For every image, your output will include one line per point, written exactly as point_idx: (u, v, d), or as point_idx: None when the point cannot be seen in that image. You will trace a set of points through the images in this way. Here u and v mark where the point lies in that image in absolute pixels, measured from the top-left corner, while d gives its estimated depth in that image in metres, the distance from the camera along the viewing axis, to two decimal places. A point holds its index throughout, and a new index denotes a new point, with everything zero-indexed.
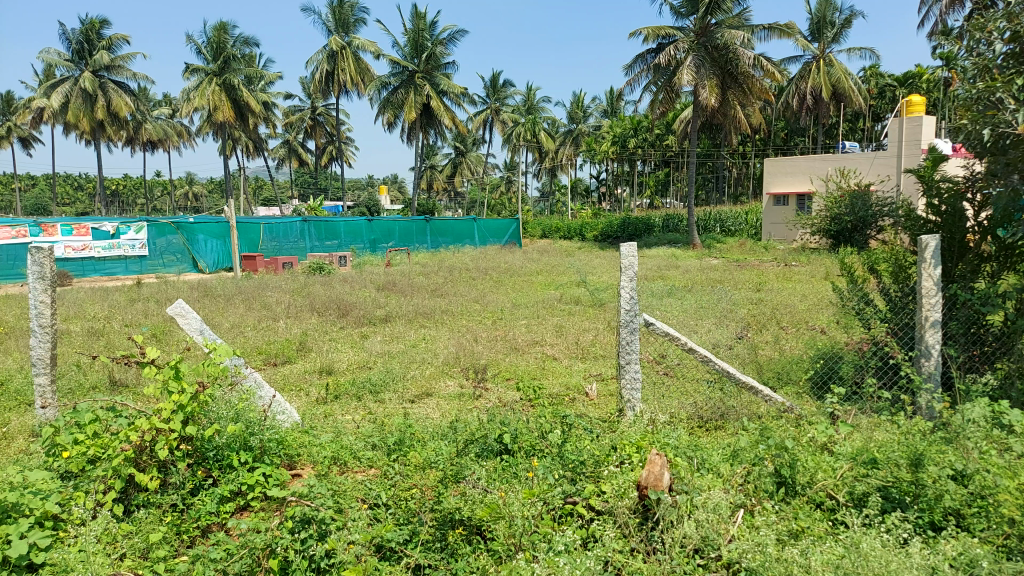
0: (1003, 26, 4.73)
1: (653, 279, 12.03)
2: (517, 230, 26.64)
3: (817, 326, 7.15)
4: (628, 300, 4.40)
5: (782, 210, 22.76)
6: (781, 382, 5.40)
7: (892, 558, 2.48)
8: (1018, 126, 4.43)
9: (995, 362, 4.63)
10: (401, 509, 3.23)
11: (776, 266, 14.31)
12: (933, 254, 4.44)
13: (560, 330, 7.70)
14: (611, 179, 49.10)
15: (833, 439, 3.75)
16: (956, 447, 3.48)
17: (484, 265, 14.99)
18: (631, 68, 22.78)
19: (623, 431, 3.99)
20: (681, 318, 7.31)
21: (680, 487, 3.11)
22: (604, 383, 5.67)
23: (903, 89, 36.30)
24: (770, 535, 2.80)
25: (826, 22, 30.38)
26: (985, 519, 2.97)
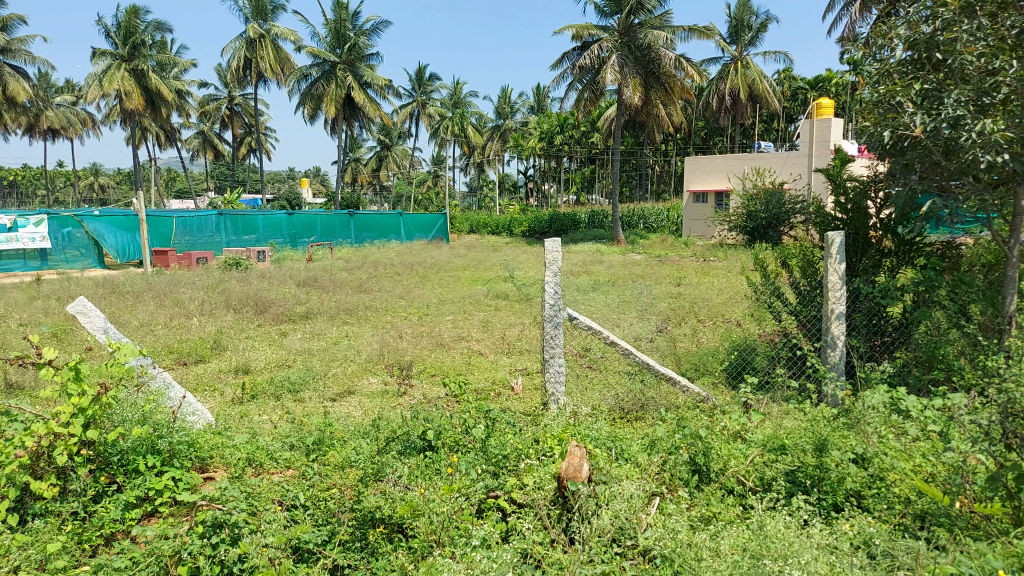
0: (902, 35, 5.02)
1: (578, 274, 12.20)
2: (445, 225, 26.40)
3: (732, 319, 7.41)
4: (552, 295, 4.44)
5: (702, 207, 23.46)
6: (698, 374, 5.57)
7: (795, 540, 2.57)
8: (914, 129, 4.70)
9: (892, 351, 4.93)
10: (321, 510, 3.15)
11: (695, 262, 14.72)
12: (838, 250, 4.67)
13: (486, 325, 7.70)
14: (539, 174, 49.44)
15: (745, 427, 3.90)
16: (857, 432, 3.68)
17: (410, 260, 14.85)
18: (557, 66, 22.91)
19: (546, 424, 4.02)
20: (604, 312, 7.41)
21: (599, 477, 3.15)
22: (529, 377, 5.70)
23: (813, 93, 38.18)
24: (683, 519, 2.88)
25: (744, 26, 31.47)
26: (881, 499, 3.17)
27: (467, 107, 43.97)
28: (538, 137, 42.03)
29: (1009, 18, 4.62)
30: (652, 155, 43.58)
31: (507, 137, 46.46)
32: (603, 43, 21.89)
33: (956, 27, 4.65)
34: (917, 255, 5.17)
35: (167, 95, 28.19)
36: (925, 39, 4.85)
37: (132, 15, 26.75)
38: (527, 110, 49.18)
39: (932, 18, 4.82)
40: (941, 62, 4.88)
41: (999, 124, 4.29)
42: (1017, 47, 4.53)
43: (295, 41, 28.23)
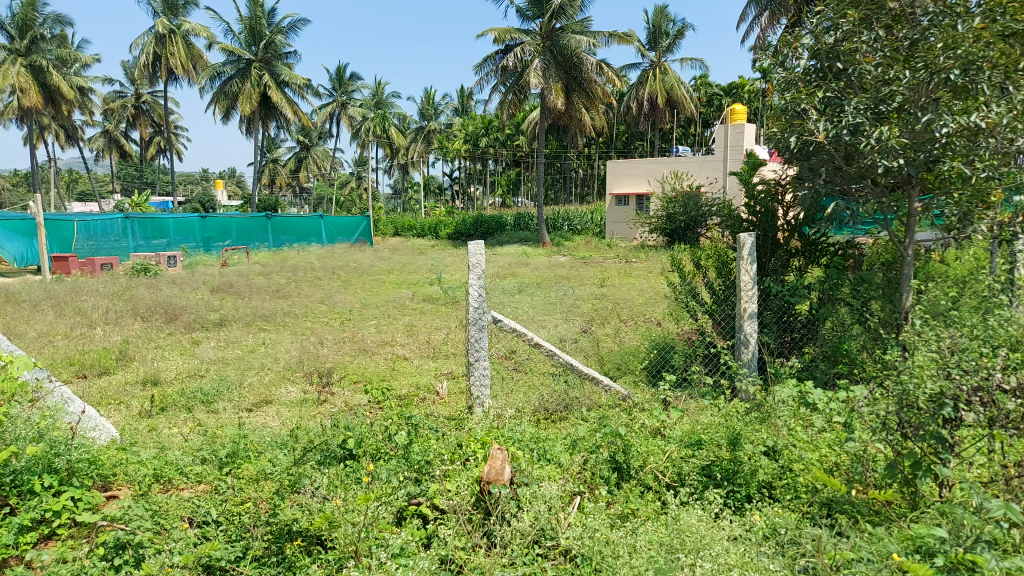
0: (805, 44, 5.25)
1: (504, 276, 12.20)
2: (368, 228, 25.95)
3: (653, 318, 7.59)
4: (476, 297, 4.42)
5: (625, 210, 23.95)
6: (620, 373, 5.67)
7: (708, 533, 2.63)
8: (818, 135, 4.94)
9: (802, 347, 5.16)
10: (234, 525, 3.03)
11: (618, 264, 14.98)
12: (750, 251, 4.85)
13: (411, 330, 7.61)
14: (464, 176, 49.37)
15: (664, 423, 4.00)
16: (768, 425, 3.84)
17: (332, 264, 14.52)
18: (481, 68, 22.89)
19: (469, 428, 3.98)
20: (528, 315, 7.43)
21: (521, 479, 3.13)
22: (454, 381, 5.66)
23: (728, 99, 39.73)
24: (600, 518, 2.92)
25: (662, 33, 32.37)
26: (790, 490, 3.32)
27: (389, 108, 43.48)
28: (463, 139, 41.91)
29: (901, 30, 4.91)
30: (576, 158, 44.30)
31: (432, 138, 46.15)
32: (526, 47, 22.04)
33: (855, 38, 4.91)
34: (822, 255, 5.43)
35: (68, 92, 26.68)
36: (827, 48, 5.09)
37: (28, 7, 25.26)
38: (451, 112, 49.03)
39: (833, 29, 5.07)
40: (841, 71, 5.15)
41: (894, 131, 4.56)
42: (909, 58, 4.82)
43: (207, 38, 27.22)
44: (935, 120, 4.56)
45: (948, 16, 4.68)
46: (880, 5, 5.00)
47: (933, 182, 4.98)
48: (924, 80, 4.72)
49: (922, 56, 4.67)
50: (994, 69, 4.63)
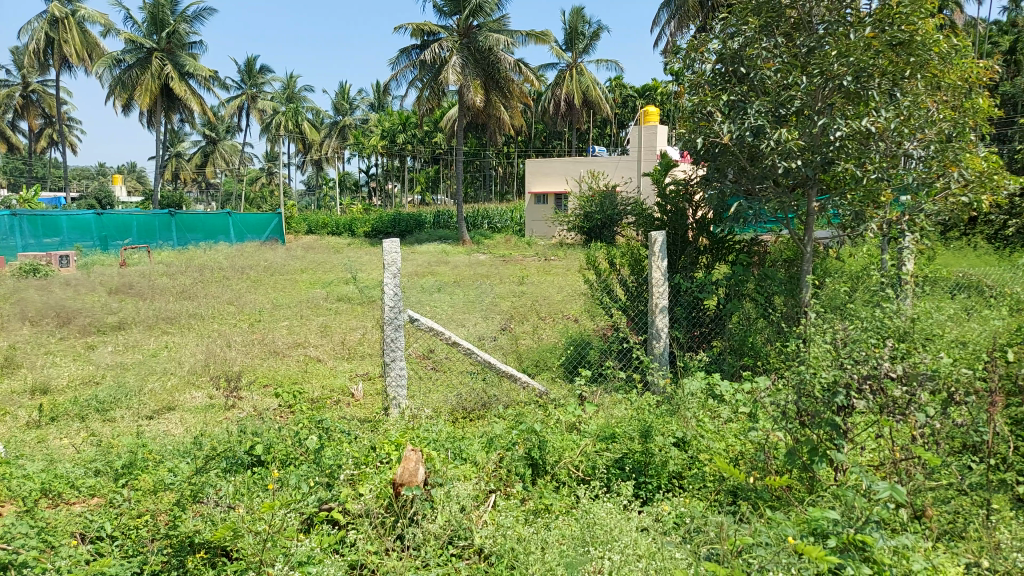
0: (711, 48, 5.43)
1: (423, 275, 12.10)
2: (280, 225, 25.04)
3: (571, 315, 7.69)
4: (392, 296, 4.31)
5: (543, 209, 24.19)
6: (538, 369, 5.70)
7: (619, 525, 2.67)
8: (724, 137, 5.16)
9: (710, 340, 5.35)
10: (130, 540, 2.86)
11: (537, 261, 15.13)
12: (660, 248, 4.99)
13: (325, 330, 7.42)
14: (382, 173, 48.68)
15: (580, 418, 4.03)
16: (678, 417, 3.95)
17: (241, 263, 13.98)
18: (397, 63, 22.52)
19: (384, 429, 3.89)
20: (446, 313, 7.36)
21: (435, 479, 3.07)
22: (370, 382, 5.55)
23: (641, 101, 40.84)
24: (512, 515, 2.92)
25: (578, 34, 32.86)
26: (698, 480, 3.42)
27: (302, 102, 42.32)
28: (380, 136, 41.29)
29: (798, 38, 5.18)
30: (494, 157, 44.49)
31: (347, 133, 45.21)
32: (443, 42, 21.88)
33: (756, 44, 5.13)
34: (728, 252, 5.64)
35: None
36: (731, 53, 5.27)
37: None
38: (367, 108, 48.21)
39: (736, 35, 5.27)
40: (744, 75, 5.36)
41: (792, 134, 4.82)
42: (806, 65, 5.09)
43: (105, 25, 25.72)
44: (829, 124, 4.86)
45: (841, 26, 4.97)
46: (779, 13, 5.23)
47: (829, 183, 5.29)
48: (820, 86, 5.00)
49: (818, 62, 4.93)
50: (881, 77, 4.96)
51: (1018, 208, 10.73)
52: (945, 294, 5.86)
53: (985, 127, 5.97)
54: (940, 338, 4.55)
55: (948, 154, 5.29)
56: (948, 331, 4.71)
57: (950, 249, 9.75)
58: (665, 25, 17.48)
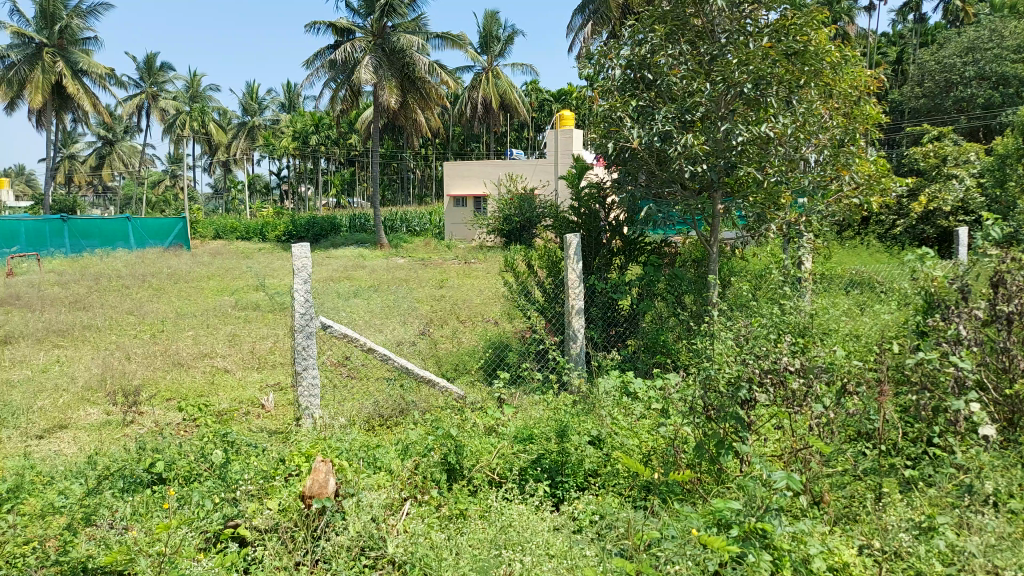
0: (621, 53, 5.55)
1: (339, 279, 11.88)
2: (184, 230, 23.95)
3: (488, 317, 7.71)
4: (303, 303, 4.19)
5: (462, 211, 24.17)
6: (457, 372, 5.66)
7: (532, 527, 2.68)
8: (634, 141, 5.30)
9: (626, 339, 5.45)
10: (13, 568, 2.64)
11: (456, 264, 15.10)
12: (575, 251, 5.05)
13: (234, 340, 7.15)
14: (295, 176, 47.46)
15: (498, 420, 4.01)
16: (594, 416, 4.01)
17: (142, 271, 13.30)
18: (309, 63, 21.95)
19: (295, 440, 3.76)
20: (364, 319, 7.23)
21: (346, 490, 3.00)
22: (282, 392, 5.37)
23: (557, 104, 41.51)
24: (423, 524, 2.89)
25: (493, 37, 33.02)
26: (615, 478, 3.47)
27: (208, 102, 40.66)
28: (291, 137, 40.16)
29: (703, 46, 5.37)
30: (412, 159, 44.18)
31: (256, 134, 43.80)
32: (356, 42, 21.50)
33: (660, 51, 5.30)
34: (640, 253, 5.77)
35: None
36: (639, 60, 5.43)
37: None
38: (277, 108, 46.93)
39: (643, 42, 5.43)
40: (652, 81, 5.52)
41: (697, 139, 5.00)
42: (710, 72, 5.28)
43: None
44: (732, 130, 5.07)
45: (741, 35, 5.22)
46: (684, 21, 5.40)
47: (732, 186, 5.54)
48: (723, 92, 5.22)
49: (721, 70, 5.13)
50: (780, 84, 5.23)
51: (904, 209, 11.56)
52: (840, 291, 6.22)
53: (873, 133, 6.37)
54: (836, 333, 4.83)
55: (840, 159, 5.71)
56: (844, 325, 4.99)
57: (843, 248, 10.39)
58: (578, 30, 17.73)
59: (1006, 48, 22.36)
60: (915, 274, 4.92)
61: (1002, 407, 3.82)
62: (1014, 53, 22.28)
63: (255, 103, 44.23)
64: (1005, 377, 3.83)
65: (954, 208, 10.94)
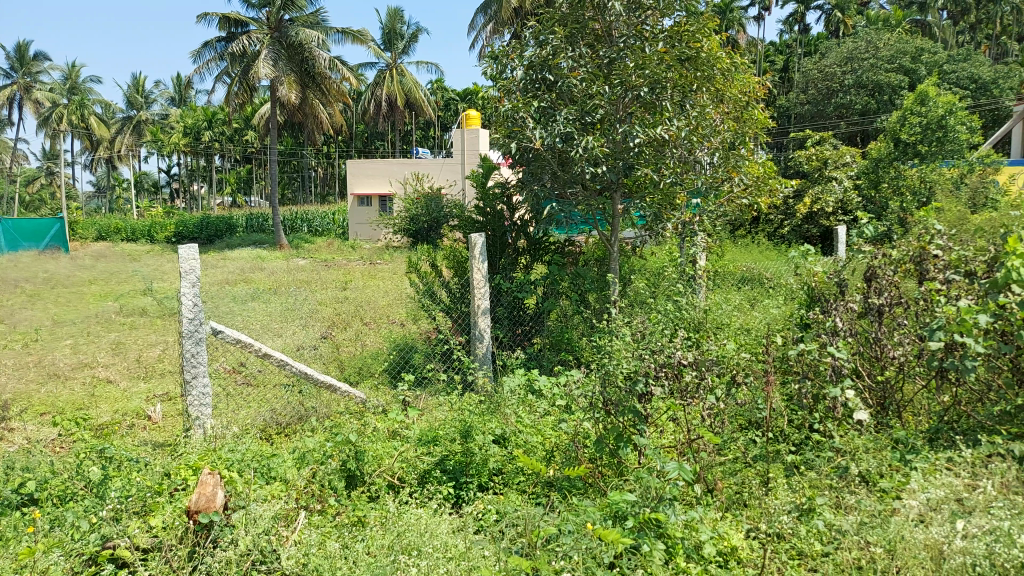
0: (523, 55, 5.59)
1: (235, 282, 11.42)
2: (62, 232, 21.87)
3: (393, 319, 7.61)
4: (191, 307, 4.00)
5: (366, 211, 23.76)
6: (361, 376, 5.55)
7: (429, 530, 2.66)
8: (536, 142, 5.35)
9: (531, 337, 5.51)
10: None
11: (361, 265, 14.86)
12: (480, 251, 5.05)
13: (118, 347, 6.74)
14: (188, 173, 45.21)
15: (402, 423, 3.96)
16: (498, 415, 4.01)
17: (12, 275, 12.31)
18: (200, 55, 20.94)
19: (183, 452, 3.58)
20: (261, 323, 6.97)
21: (236, 502, 2.88)
22: (171, 402, 5.10)
23: (464, 104, 41.53)
24: (316, 533, 2.81)
25: (396, 34, 32.61)
26: (518, 476, 3.49)
27: (88, 94, 38.11)
28: (182, 132, 38.18)
29: (601, 49, 5.49)
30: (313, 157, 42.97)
31: (144, 129, 41.41)
32: (251, 35, 20.72)
33: (561, 53, 5.39)
34: (545, 252, 5.84)
35: None
36: (540, 61, 5.49)
37: None
38: (165, 102, 44.56)
39: (543, 45, 5.51)
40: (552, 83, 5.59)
41: (597, 141, 5.12)
42: (609, 75, 5.39)
43: None
44: (629, 132, 5.23)
45: (638, 40, 5.37)
46: (583, 24, 5.52)
47: (631, 187, 5.72)
48: (621, 95, 5.36)
49: (619, 74, 5.27)
50: (673, 89, 5.42)
51: (790, 209, 12.25)
52: (732, 287, 6.52)
53: (761, 137, 6.73)
54: (728, 327, 5.08)
55: (730, 161, 5.99)
56: (735, 320, 5.25)
57: (735, 246, 10.94)
58: (481, 30, 17.72)
59: (880, 58, 24.24)
60: (798, 270, 5.21)
61: (875, 392, 4.08)
62: (887, 63, 24.20)
63: (140, 96, 41.82)
64: (877, 364, 4.09)
65: (833, 207, 11.72)
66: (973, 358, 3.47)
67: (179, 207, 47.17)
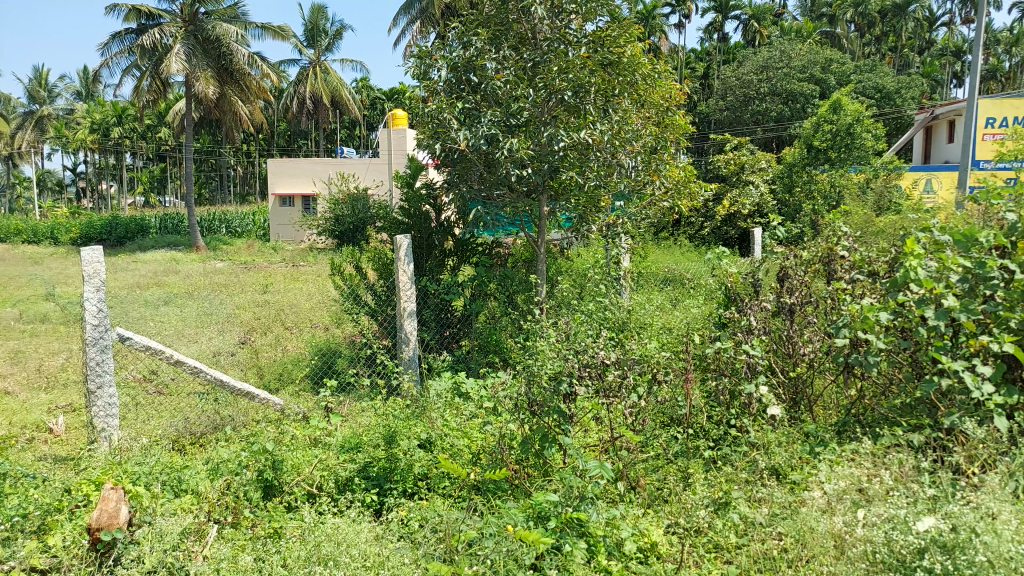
0: (447, 55, 5.57)
1: (147, 286, 10.93)
2: None
3: (317, 323, 7.44)
4: (95, 312, 3.79)
5: (289, 211, 23.13)
6: (282, 382, 5.39)
7: (352, 538, 2.60)
8: (460, 143, 5.35)
9: (459, 339, 5.47)
10: None
11: (282, 267, 14.47)
12: (406, 252, 4.98)
13: (17, 357, 6.33)
14: (96, 171, 42.96)
15: (325, 431, 3.87)
16: (424, 419, 3.97)
17: None
18: (108, 47, 19.93)
19: (87, 467, 3.38)
20: (175, 329, 6.69)
21: (142, 518, 2.76)
22: (74, 414, 4.82)
23: (390, 103, 41.18)
24: (226, 547, 2.71)
25: (319, 32, 31.94)
26: (444, 480, 3.45)
27: None
28: (90, 129, 36.24)
29: (525, 52, 5.53)
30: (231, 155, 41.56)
31: (47, 125, 39.09)
32: (164, 28, 19.87)
33: (486, 55, 5.41)
34: (472, 254, 5.83)
35: None
36: (463, 63, 5.51)
37: None
38: (70, 96, 42.25)
39: (467, 46, 5.51)
40: (477, 85, 5.60)
41: (521, 143, 5.15)
42: (533, 78, 5.45)
43: None
44: (554, 135, 5.27)
45: (562, 44, 5.43)
46: (507, 26, 5.58)
47: (556, 190, 5.81)
48: (545, 98, 5.39)
49: (542, 76, 5.31)
50: (597, 93, 5.50)
51: (709, 212, 12.68)
52: (654, 288, 6.70)
53: (682, 142, 6.91)
54: (651, 326, 5.22)
55: (653, 165, 6.10)
56: (658, 319, 5.38)
57: (657, 247, 11.19)
58: (406, 30, 17.53)
59: (793, 68, 25.54)
60: (715, 271, 5.39)
61: (788, 387, 4.23)
62: (799, 72, 25.55)
63: (43, 90, 39.50)
64: (790, 360, 4.24)
65: (750, 210, 12.19)
66: (876, 354, 3.64)
67: (86, 207, 44.73)
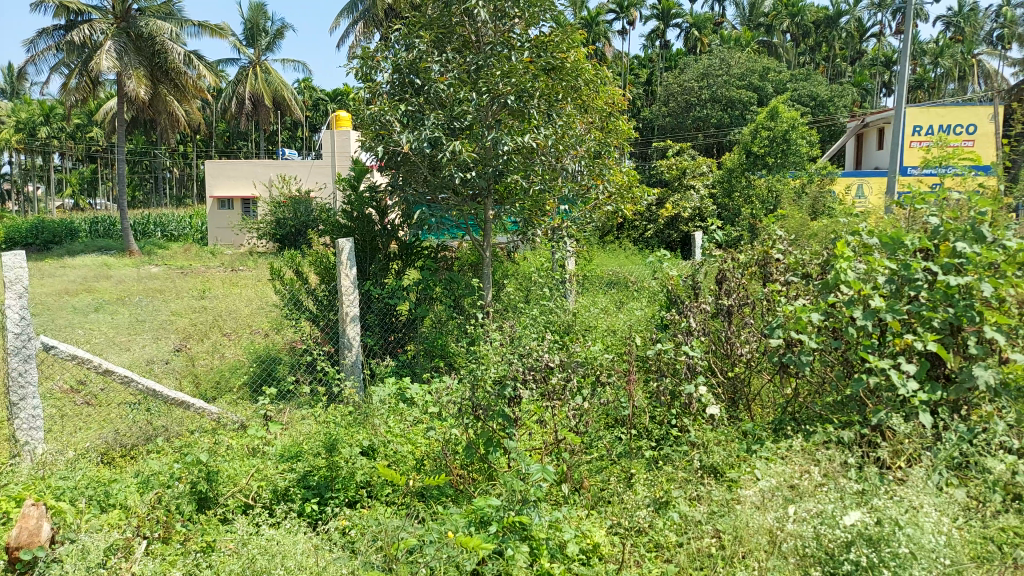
0: (388, 58, 5.53)
1: (76, 293, 10.51)
2: None
3: (257, 328, 7.28)
4: (15, 321, 3.63)
5: (228, 214, 22.53)
6: (220, 390, 5.24)
7: (287, 549, 2.56)
8: (403, 146, 5.32)
9: (405, 344, 5.40)
10: None
11: (221, 272, 14.10)
12: (348, 256, 4.91)
13: None
14: (22, 172, 41.05)
15: (265, 439, 3.78)
16: (367, 425, 3.92)
17: None
18: (34, 44, 19.09)
19: (6, 483, 3.23)
20: (105, 338, 6.45)
21: (64, 535, 2.67)
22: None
23: (334, 104, 40.63)
24: (153, 564, 2.62)
25: (259, 31, 31.25)
26: (386, 488, 3.41)
27: None
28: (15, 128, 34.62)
29: (469, 55, 5.52)
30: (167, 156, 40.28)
31: None
32: (95, 24, 19.14)
33: (429, 58, 5.38)
34: (417, 257, 5.79)
35: None
36: (405, 65, 5.47)
37: None
38: None
39: (409, 48, 5.47)
40: (420, 87, 5.55)
41: (465, 146, 5.14)
42: (476, 82, 5.44)
43: None
44: (497, 139, 5.27)
45: (504, 48, 5.46)
46: (450, 29, 5.56)
47: (501, 194, 5.81)
48: (488, 102, 5.38)
49: (486, 80, 5.31)
50: (540, 97, 5.54)
51: (652, 216, 12.91)
52: (599, 291, 6.77)
53: (625, 146, 7.02)
54: (595, 329, 5.27)
55: (595, 169, 6.19)
56: (602, 322, 5.44)
57: (600, 250, 11.32)
58: (349, 31, 17.30)
59: (732, 75, 26.22)
60: (657, 273, 5.48)
61: (726, 387, 4.34)
62: (738, 80, 26.24)
63: None
64: (728, 361, 4.35)
65: (690, 213, 12.42)
66: (808, 353, 3.76)
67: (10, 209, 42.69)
